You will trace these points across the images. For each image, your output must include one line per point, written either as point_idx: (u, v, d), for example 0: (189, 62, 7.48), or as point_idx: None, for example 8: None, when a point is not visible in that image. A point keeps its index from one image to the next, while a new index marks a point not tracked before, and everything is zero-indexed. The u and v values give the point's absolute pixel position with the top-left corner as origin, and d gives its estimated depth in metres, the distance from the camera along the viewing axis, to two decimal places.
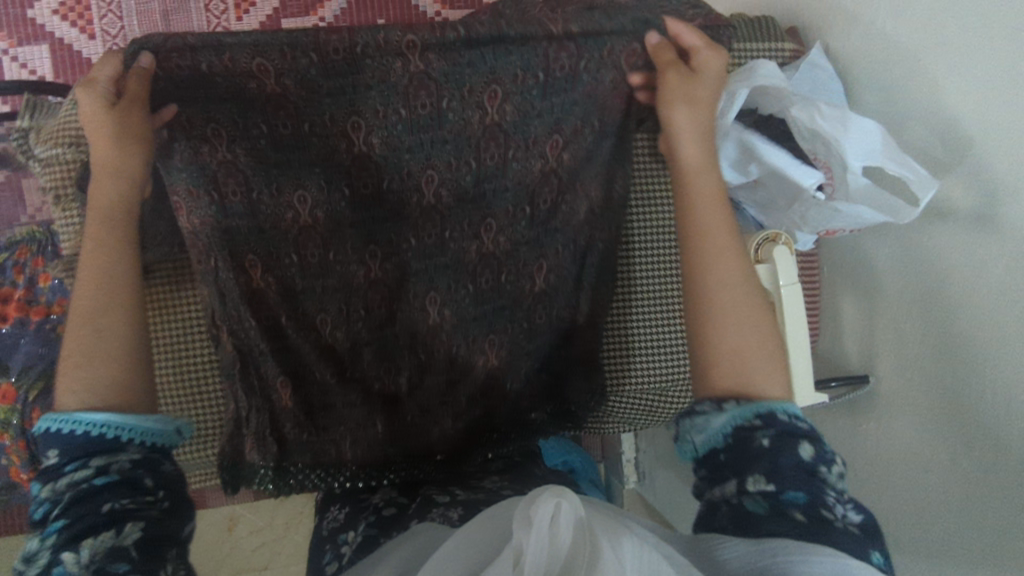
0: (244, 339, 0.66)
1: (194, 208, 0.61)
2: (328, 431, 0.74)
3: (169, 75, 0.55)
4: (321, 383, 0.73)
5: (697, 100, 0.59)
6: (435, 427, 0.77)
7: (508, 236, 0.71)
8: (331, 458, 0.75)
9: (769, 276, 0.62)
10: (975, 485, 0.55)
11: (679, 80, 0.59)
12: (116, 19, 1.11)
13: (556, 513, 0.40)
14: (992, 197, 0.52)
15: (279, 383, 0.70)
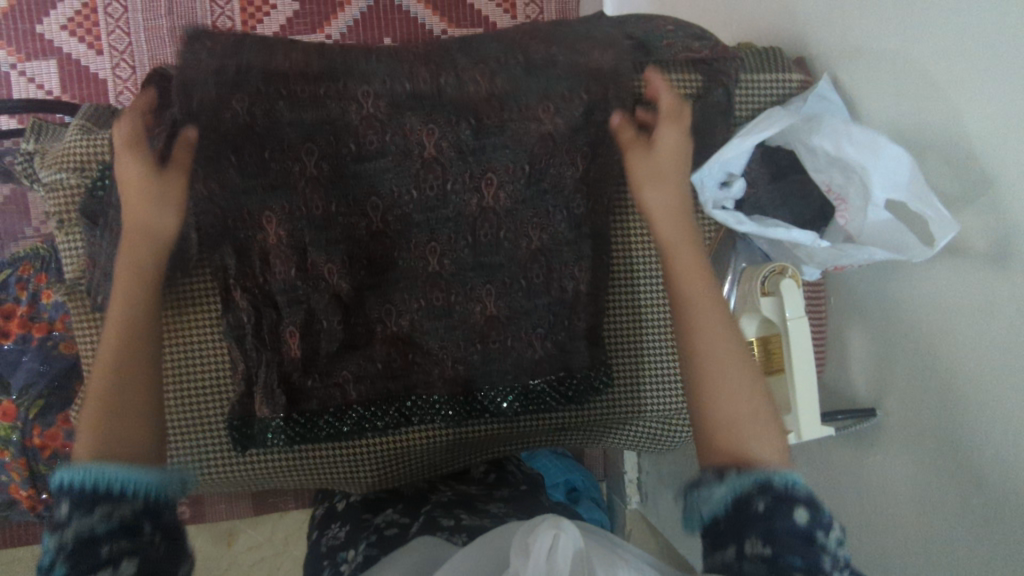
0: (257, 296, 0.63)
1: (211, 171, 0.60)
2: (331, 376, 0.66)
3: (213, 114, 0.60)
4: (329, 332, 0.65)
5: (660, 171, 0.63)
6: (437, 368, 0.68)
7: (510, 192, 0.65)
8: (336, 404, 0.67)
9: (776, 310, 0.61)
10: (986, 527, 0.55)
11: (643, 158, 0.63)
12: (124, 35, 1.11)
13: (555, 545, 0.43)
14: (1006, 237, 0.52)
15: (287, 333, 0.64)
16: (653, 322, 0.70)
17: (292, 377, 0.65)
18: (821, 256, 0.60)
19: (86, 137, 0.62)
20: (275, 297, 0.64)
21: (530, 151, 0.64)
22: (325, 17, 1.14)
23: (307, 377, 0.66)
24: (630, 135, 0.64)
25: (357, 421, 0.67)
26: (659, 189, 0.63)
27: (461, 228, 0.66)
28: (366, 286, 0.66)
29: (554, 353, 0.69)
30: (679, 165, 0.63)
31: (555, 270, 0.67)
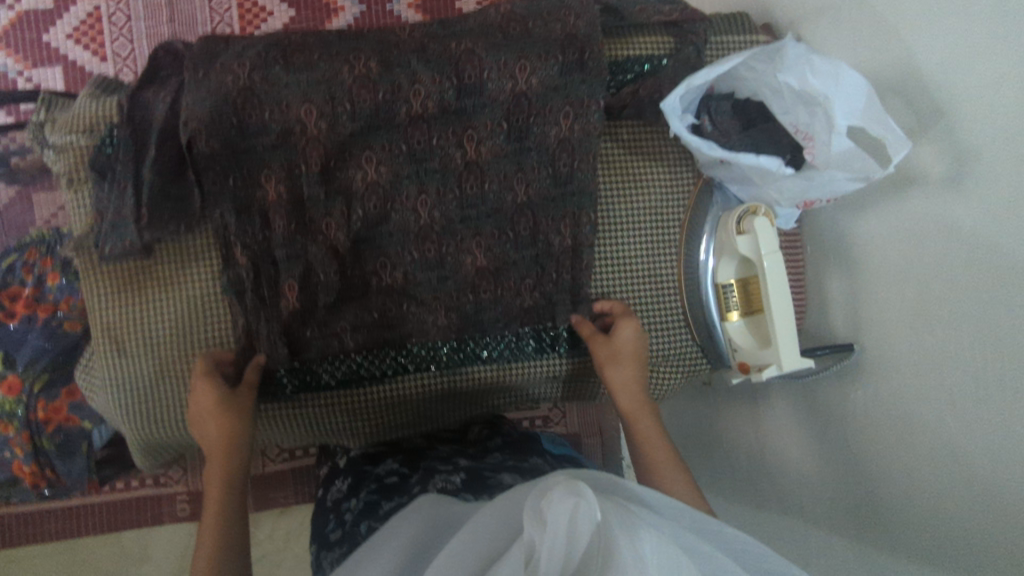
0: (256, 251, 0.67)
1: (212, 131, 0.64)
2: (329, 325, 0.69)
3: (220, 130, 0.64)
4: (326, 285, 0.68)
5: (621, 360, 0.69)
6: (430, 317, 0.71)
7: (491, 147, 0.69)
8: (336, 352, 0.70)
9: (752, 250, 0.65)
10: (962, 442, 0.57)
11: (601, 349, 0.69)
12: (127, 42, 1.16)
13: (574, 514, 0.44)
14: (961, 157, 0.55)
15: (286, 286, 0.67)
16: (639, 272, 0.73)
17: (294, 328, 0.68)
18: (794, 188, 0.63)
19: (94, 101, 0.66)
20: (277, 253, 0.67)
21: (508, 108, 0.69)
22: (321, 21, 1.19)
23: (307, 328, 0.69)
24: (590, 329, 0.71)
25: (355, 368, 0.71)
26: (623, 368, 0.69)
27: (449, 181, 0.70)
28: (362, 239, 0.69)
29: (541, 303, 0.72)
30: (638, 362, 0.70)
31: (540, 220, 0.71)
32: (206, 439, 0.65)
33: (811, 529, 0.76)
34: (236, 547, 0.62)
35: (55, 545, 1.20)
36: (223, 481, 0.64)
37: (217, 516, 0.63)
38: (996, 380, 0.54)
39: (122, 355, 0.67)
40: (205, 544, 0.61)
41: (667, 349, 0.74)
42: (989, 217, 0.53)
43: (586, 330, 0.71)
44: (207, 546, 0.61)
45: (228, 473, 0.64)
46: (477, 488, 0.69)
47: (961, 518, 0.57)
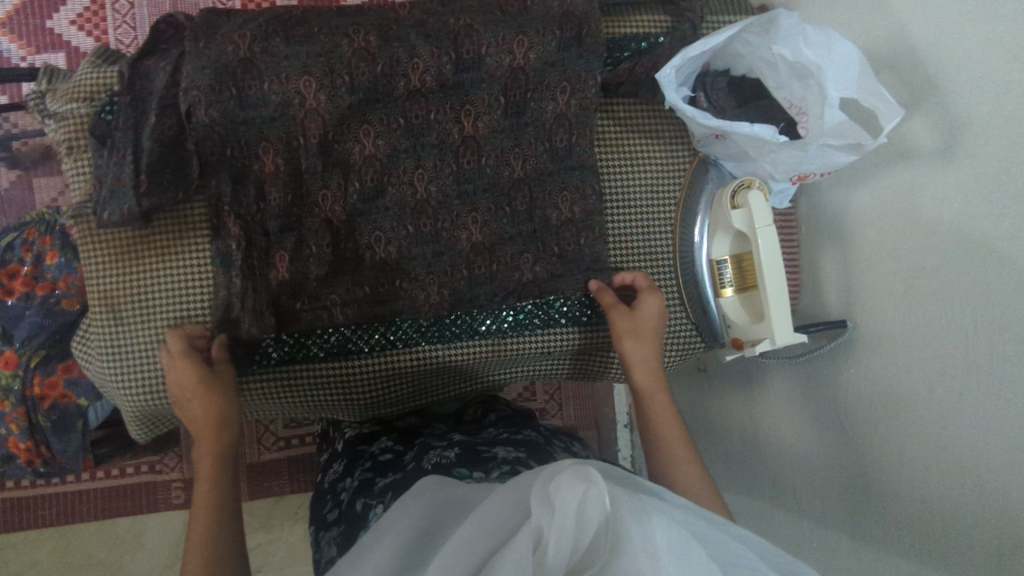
0: (248, 222, 0.67)
1: (212, 101, 0.64)
2: (319, 298, 0.69)
3: (219, 100, 0.64)
4: (317, 257, 0.69)
5: (641, 334, 0.69)
6: (422, 294, 0.71)
7: (488, 122, 0.70)
8: (325, 326, 0.70)
9: (748, 222, 0.65)
10: (952, 413, 0.57)
11: (624, 321, 0.69)
12: (129, 30, 1.17)
13: (583, 498, 0.44)
14: (952, 128, 0.56)
15: (276, 257, 0.68)
16: (632, 249, 0.73)
17: (283, 300, 0.68)
18: (785, 163, 0.63)
19: (96, 70, 0.67)
20: (268, 228, 0.67)
21: (505, 83, 0.69)
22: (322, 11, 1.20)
23: (296, 300, 0.69)
24: (612, 299, 0.70)
25: (345, 341, 0.71)
26: (643, 344, 0.69)
27: (446, 156, 0.70)
28: (357, 211, 0.69)
29: (542, 277, 0.72)
30: (655, 339, 0.70)
31: (536, 196, 0.71)
32: (192, 416, 0.64)
33: (806, 510, 0.76)
34: (232, 510, 0.61)
35: (50, 530, 1.18)
36: (213, 443, 0.63)
37: (213, 480, 0.62)
38: (985, 347, 0.54)
39: (117, 323, 0.67)
40: (200, 507, 0.60)
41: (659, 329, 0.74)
42: (981, 185, 0.54)
43: (608, 299, 0.70)
44: (202, 509, 0.60)
45: (221, 435, 0.64)
46: (472, 462, 0.68)
47: (954, 491, 0.57)
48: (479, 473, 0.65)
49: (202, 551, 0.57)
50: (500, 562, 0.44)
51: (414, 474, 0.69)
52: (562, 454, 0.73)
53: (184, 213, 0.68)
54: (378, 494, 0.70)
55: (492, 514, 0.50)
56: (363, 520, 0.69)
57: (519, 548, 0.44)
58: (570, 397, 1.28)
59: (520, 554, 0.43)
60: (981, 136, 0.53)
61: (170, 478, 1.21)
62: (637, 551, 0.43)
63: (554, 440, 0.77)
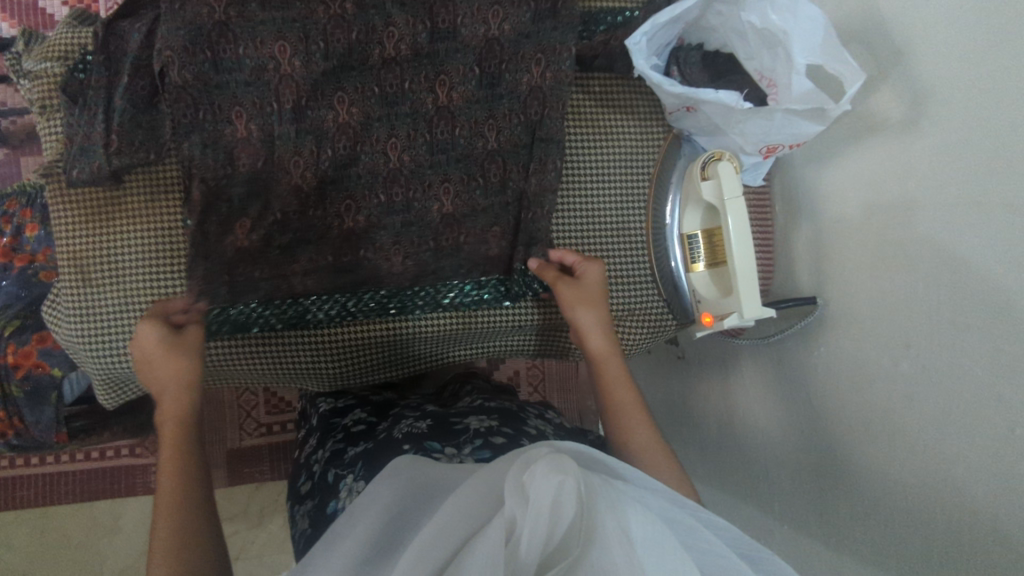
0: (214, 188, 0.66)
1: (186, 64, 0.64)
2: (279, 266, 0.69)
3: (192, 62, 0.64)
4: (281, 223, 0.69)
5: (591, 300, 0.69)
6: (384, 263, 0.72)
7: (462, 92, 0.70)
8: (285, 294, 0.70)
9: (714, 192, 0.65)
10: (918, 385, 0.56)
11: (570, 291, 0.69)
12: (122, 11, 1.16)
13: (560, 490, 0.41)
14: (917, 97, 0.56)
15: (236, 223, 0.67)
16: (606, 222, 0.74)
17: (238, 270, 0.67)
18: (754, 134, 0.65)
19: (72, 30, 0.67)
20: (229, 194, 0.67)
21: (481, 53, 0.70)
22: None
23: (256, 269, 0.68)
24: (554, 272, 0.70)
25: (303, 311, 0.71)
26: (591, 310, 0.69)
27: (419, 125, 0.70)
28: (328, 179, 0.69)
29: (505, 253, 0.74)
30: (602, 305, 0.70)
31: (508, 167, 0.72)
32: (158, 379, 0.63)
33: (778, 493, 0.75)
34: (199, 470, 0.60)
35: (22, 512, 1.16)
36: (177, 405, 0.63)
37: (175, 439, 0.61)
38: (947, 317, 0.54)
39: (85, 282, 0.67)
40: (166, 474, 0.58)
41: (631, 303, 0.75)
42: (947, 153, 0.53)
43: (549, 274, 0.71)
44: (170, 474, 0.58)
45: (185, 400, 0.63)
46: (444, 436, 0.66)
47: (919, 466, 0.56)
48: (451, 448, 0.63)
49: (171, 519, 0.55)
50: (470, 553, 0.41)
51: (385, 444, 0.68)
52: (535, 421, 0.73)
53: (158, 174, 0.68)
54: (348, 465, 0.69)
55: (467, 504, 0.45)
56: (333, 491, 0.67)
57: (490, 541, 0.40)
58: (553, 389, 1.27)
59: (492, 545, 0.40)
60: (946, 101, 0.53)
61: (151, 461, 1.19)
62: (610, 541, 0.40)
63: (527, 407, 0.78)
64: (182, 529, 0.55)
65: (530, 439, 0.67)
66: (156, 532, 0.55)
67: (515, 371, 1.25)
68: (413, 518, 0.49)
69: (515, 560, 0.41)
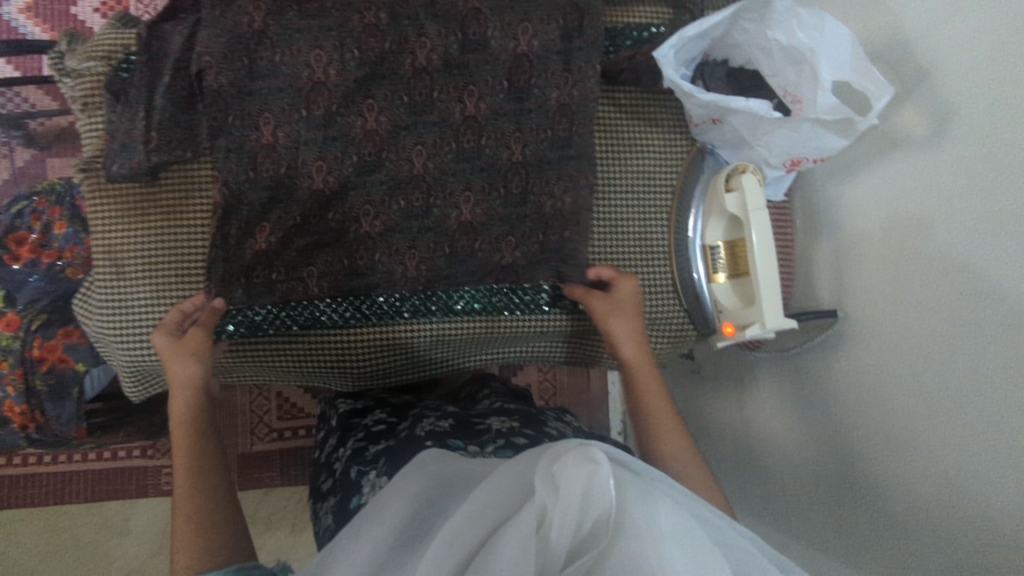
0: (233, 192, 0.67)
1: (224, 69, 0.66)
2: (296, 269, 0.70)
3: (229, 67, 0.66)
4: (298, 225, 0.69)
5: (623, 311, 0.71)
6: (400, 267, 0.72)
7: (490, 104, 0.72)
8: (300, 298, 0.70)
9: (740, 203, 0.67)
10: (941, 398, 0.57)
11: (603, 304, 0.71)
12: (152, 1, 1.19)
13: (591, 479, 0.41)
14: (942, 114, 0.57)
15: (257, 228, 0.68)
16: (630, 233, 0.76)
17: (255, 272, 0.68)
18: (778, 146, 0.67)
19: (115, 31, 0.69)
20: (248, 199, 0.68)
21: (509, 68, 0.71)
22: None
23: (272, 271, 0.69)
24: (582, 290, 0.72)
25: (318, 314, 0.72)
26: (625, 321, 0.71)
27: (447, 134, 0.72)
28: (350, 184, 0.70)
29: (522, 262, 0.73)
30: (638, 316, 0.72)
31: (532, 180, 0.73)
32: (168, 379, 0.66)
33: (796, 504, 0.76)
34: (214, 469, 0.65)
35: (35, 510, 1.16)
36: (185, 403, 0.66)
37: (187, 438, 0.65)
38: (970, 328, 0.54)
39: (119, 275, 0.68)
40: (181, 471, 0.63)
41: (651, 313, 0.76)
42: (970, 167, 0.55)
43: (581, 292, 0.72)
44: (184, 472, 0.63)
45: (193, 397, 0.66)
46: (466, 435, 0.67)
47: (941, 479, 0.57)
48: (474, 447, 0.64)
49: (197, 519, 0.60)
50: (500, 543, 0.41)
51: (407, 441, 0.69)
52: (554, 423, 0.74)
53: (194, 174, 0.70)
54: (370, 461, 0.69)
55: (493, 496, 0.45)
56: (355, 486, 0.68)
57: (520, 530, 0.41)
58: (564, 402, 1.28)
59: (524, 537, 0.40)
60: (969, 117, 0.55)
61: (162, 463, 1.19)
62: (641, 535, 0.41)
63: (546, 411, 0.79)
64: (205, 523, 0.60)
65: (551, 440, 0.68)
66: (178, 527, 0.59)
67: (527, 383, 1.26)
68: (437, 508, 0.50)
69: (545, 546, 0.42)
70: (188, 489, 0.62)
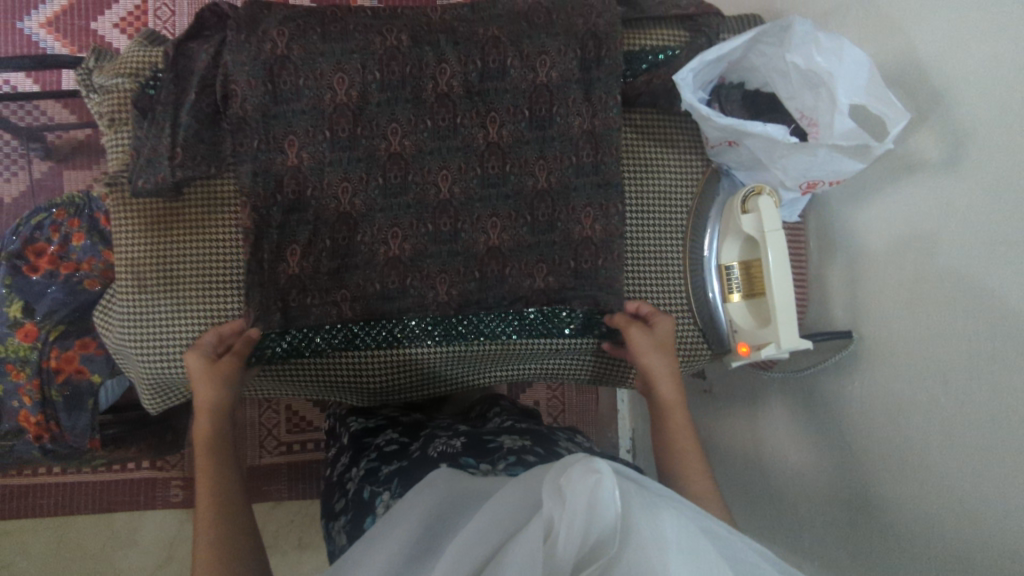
0: (263, 216, 0.69)
1: (250, 96, 0.68)
2: (329, 292, 0.71)
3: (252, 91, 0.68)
4: (331, 249, 0.71)
5: (664, 348, 0.71)
6: (430, 291, 0.73)
7: (512, 131, 0.73)
8: (332, 321, 0.72)
9: (755, 225, 0.68)
10: (955, 421, 0.57)
11: (642, 337, 0.71)
12: (169, 12, 1.21)
13: (595, 488, 0.41)
14: (956, 141, 0.58)
15: (288, 251, 0.70)
16: (648, 256, 0.76)
17: (290, 296, 0.70)
18: (795, 169, 0.68)
19: (142, 50, 0.71)
20: (276, 220, 0.69)
21: (529, 97, 0.72)
22: None
23: (306, 295, 0.71)
24: (624, 318, 0.72)
25: (350, 336, 0.73)
26: (665, 359, 0.71)
27: (471, 159, 0.72)
28: (377, 206, 0.71)
29: (554, 287, 0.74)
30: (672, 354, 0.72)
31: (557, 208, 0.74)
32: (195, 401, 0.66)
33: (809, 527, 0.76)
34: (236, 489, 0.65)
35: (43, 521, 1.16)
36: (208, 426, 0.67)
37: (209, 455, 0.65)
38: (984, 355, 0.55)
39: (141, 288, 0.69)
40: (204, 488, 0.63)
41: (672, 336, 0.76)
42: (982, 192, 0.56)
43: (621, 320, 0.73)
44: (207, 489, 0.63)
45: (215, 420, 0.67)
46: (479, 453, 0.67)
47: (958, 503, 0.57)
48: (486, 464, 0.65)
49: (209, 547, 0.59)
50: (508, 554, 0.41)
51: (421, 462, 0.69)
52: (564, 442, 0.74)
53: (217, 190, 0.71)
54: (384, 481, 0.69)
55: (502, 514, 0.46)
56: (369, 506, 0.68)
57: (527, 540, 0.41)
58: (573, 420, 1.28)
59: (530, 542, 0.41)
60: (983, 144, 0.55)
61: (171, 475, 1.19)
62: (647, 544, 0.41)
63: (557, 431, 0.79)
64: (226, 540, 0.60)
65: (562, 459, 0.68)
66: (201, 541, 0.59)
67: (537, 401, 1.27)
68: (453, 519, 0.51)
69: (554, 558, 0.42)
70: (208, 504, 0.62)
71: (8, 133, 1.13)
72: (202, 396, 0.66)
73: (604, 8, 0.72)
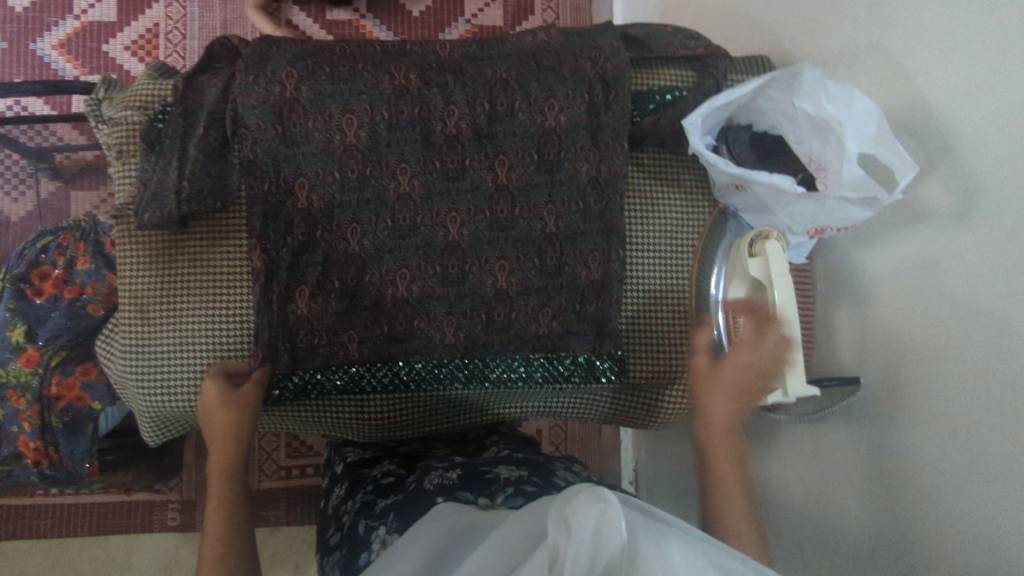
0: (273, 258, 0.69)
1: (260, 138, 0.68)
2: (337, 333, 0.71)
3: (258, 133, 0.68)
4: (341, 290, 0.71)
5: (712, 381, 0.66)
6: (437, 334, 0.73)
7: (521, 174, 0.72)
8: (339, 362, 0.72)
9: (764, 269, 0.67)
10: (967, 473, 0.56)
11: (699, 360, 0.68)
12: (180, 36, 1.21)
13: (601, 517, 0.40)
14: (967, 192, 0.57)
15: (296, 292, 0.70)
16: (655, 297, 0.76)
17: (298, 337, 0.70)
18: (803, 214, 0.67)
19: (153, 84, 0.71)
20: (285, 262, 0.69)
21: (538, 141, 0.72)
22: (365, 28, 1.26)
23: (314, 335, 0.71)
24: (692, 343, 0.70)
25: (357, 377, 0.72)
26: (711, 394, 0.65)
27: (480, 201, 0.72)
28: (386, 247, 0.71)
29: (558, 331, 0.74)
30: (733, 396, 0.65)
31: (566, 252, 0.73)
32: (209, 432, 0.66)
33: (814, 568, 0.75)
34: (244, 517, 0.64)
35: (40, 540, 1.15)
36: (224, 453, 0.66)
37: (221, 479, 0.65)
38: (996, 408, 0.54)
39: (144, 321, 0.69)
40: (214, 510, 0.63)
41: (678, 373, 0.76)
42: (992, 245, 0.55)
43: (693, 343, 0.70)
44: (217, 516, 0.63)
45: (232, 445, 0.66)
46: (475, 486, 0.66)
47: (969, 556, 0.55)
48: (484, 498, 0.64)
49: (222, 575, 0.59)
50: None
51: (416, 495, 0.68)
52: (562, 472, 0.74)
53: (222, 223, 0.70)
54: (379, 515, 0.69)
55: (508, 552, 0.45)
56: (364, 543, 0.67)
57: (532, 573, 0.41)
58: (576, 449, 1.27)
59: None
60: (996, 198, 0.55)
61: (169, 498, 1.18)
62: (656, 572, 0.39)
63: (554, 460, 0.78)
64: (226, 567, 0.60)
65: (558, 489, 0.67)
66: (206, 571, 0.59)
67: (540, 429, 1.26)
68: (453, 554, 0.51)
69: None
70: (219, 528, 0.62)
71: (17, 153, 1.13)
72: (219, 423, 0.66)
73: (613, 53, 0.73)
